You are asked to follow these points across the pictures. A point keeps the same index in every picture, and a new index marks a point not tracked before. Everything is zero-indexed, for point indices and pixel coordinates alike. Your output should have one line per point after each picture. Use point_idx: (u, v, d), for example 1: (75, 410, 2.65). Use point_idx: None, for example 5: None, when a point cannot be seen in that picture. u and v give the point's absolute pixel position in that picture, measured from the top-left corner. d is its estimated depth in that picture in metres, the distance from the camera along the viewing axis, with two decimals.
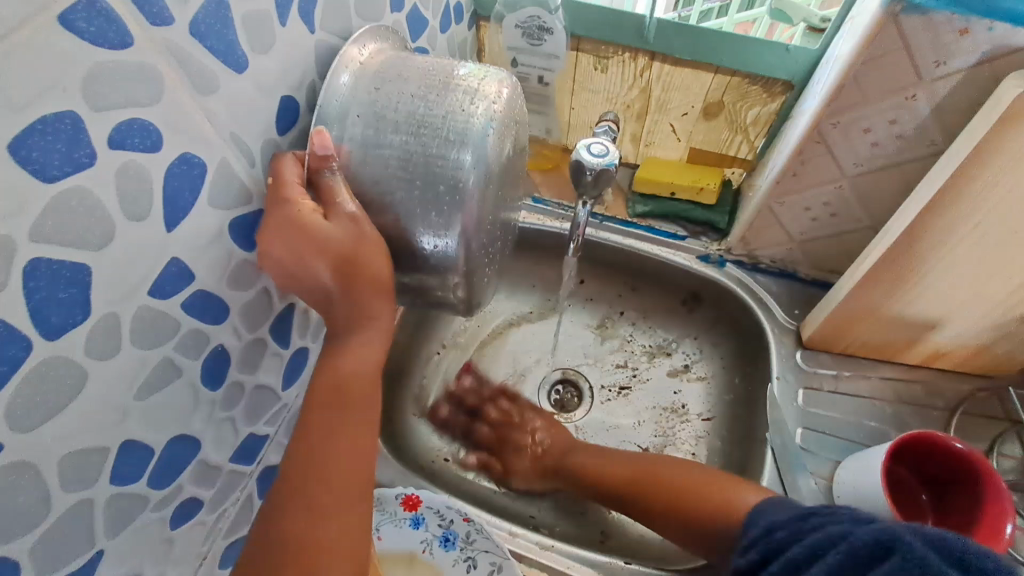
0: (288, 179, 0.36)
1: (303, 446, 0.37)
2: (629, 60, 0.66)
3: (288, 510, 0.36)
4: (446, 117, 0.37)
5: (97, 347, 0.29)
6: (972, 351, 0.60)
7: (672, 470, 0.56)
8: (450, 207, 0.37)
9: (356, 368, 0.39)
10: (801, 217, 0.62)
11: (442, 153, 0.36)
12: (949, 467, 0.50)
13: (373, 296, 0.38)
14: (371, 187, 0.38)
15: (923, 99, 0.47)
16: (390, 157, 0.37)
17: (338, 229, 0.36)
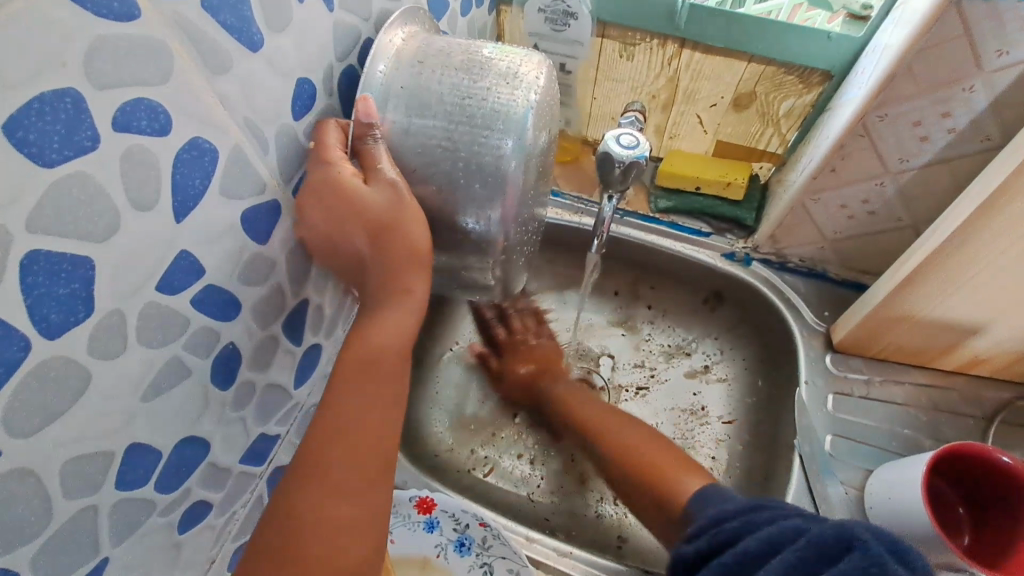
0: (330, 142, 0.36)
1: (326, 427, 0.34)
2: (657, 47, 0.63)
3: (303, 493, 0.32)
4: (491, 96, 0.36)
5: (101, 347, 0.27)
6: (1014, 358, 0.57)
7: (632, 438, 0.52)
8: (492, 189, 0.36)
9: (386, 342, 0.36)
10: (836, 215, 0.59)
11: (487, 134, 0.35)
12: (993, 481, 0.48)
13: (406, 265, 0.36)
14: (413, 158, 0.37)
15: (980, 90, 0.44)
16: (433, 136, 0.36)
17: (378, 194, 0.35)
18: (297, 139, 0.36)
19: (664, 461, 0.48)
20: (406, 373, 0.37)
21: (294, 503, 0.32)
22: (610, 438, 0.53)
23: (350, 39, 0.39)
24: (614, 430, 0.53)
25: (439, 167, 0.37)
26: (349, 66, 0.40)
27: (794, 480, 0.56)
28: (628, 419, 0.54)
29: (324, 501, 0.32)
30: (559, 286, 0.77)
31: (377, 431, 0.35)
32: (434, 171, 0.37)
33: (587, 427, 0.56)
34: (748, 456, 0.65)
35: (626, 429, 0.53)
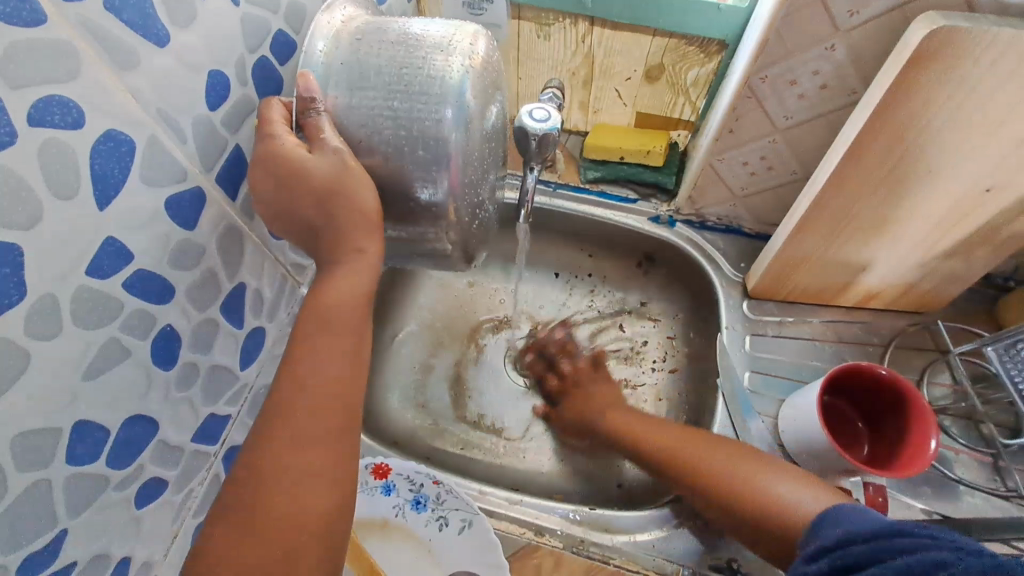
0: (274, 117, 0.39)
1: (281, 389, 0.37)
2: (570, 26, 0.67)
3: (265, 449, 0.36)
4: (426, 69, 0.39)
5: (37, 328, 0.30)
6: (902, 289, 0.64)
7: (710, 454, 0.53)
8: (436, 157, 0.38)
9: (337, 298, 0.39)
10: (740, 172, 0.64)
11: (424, 103, 0.38)
12: (882, 396, 0.54)
13: (355, 227, 0.38)
14: (358, 130, 0.39)
15: (840, 49, 0.49)
16: (374, 107, 0.39)
17: (323, 161, 0.37)
18: (215, 128, 0.39)
19: (742, 476, 0.50)
20: (365, 330, 0.40)
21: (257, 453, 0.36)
22: (694, 470, 0.53)
23: (261, 32, 0.41)
24: (699, 454, 0.54)
25: (383, 136, 0.39)
26: (262, 57, 0.42)
27: (719, 414, 0.62)
28: (723, 445, 0.53)
29: (284, 448, 0.36)
30: (502, 262, 0.81)
31: (332, 384, 0.38)
32: (378, 141, 0.39)
33: (675, 456, 0.55)
34: (684, 400, 0.71)
35: (721, 454, 0.53)
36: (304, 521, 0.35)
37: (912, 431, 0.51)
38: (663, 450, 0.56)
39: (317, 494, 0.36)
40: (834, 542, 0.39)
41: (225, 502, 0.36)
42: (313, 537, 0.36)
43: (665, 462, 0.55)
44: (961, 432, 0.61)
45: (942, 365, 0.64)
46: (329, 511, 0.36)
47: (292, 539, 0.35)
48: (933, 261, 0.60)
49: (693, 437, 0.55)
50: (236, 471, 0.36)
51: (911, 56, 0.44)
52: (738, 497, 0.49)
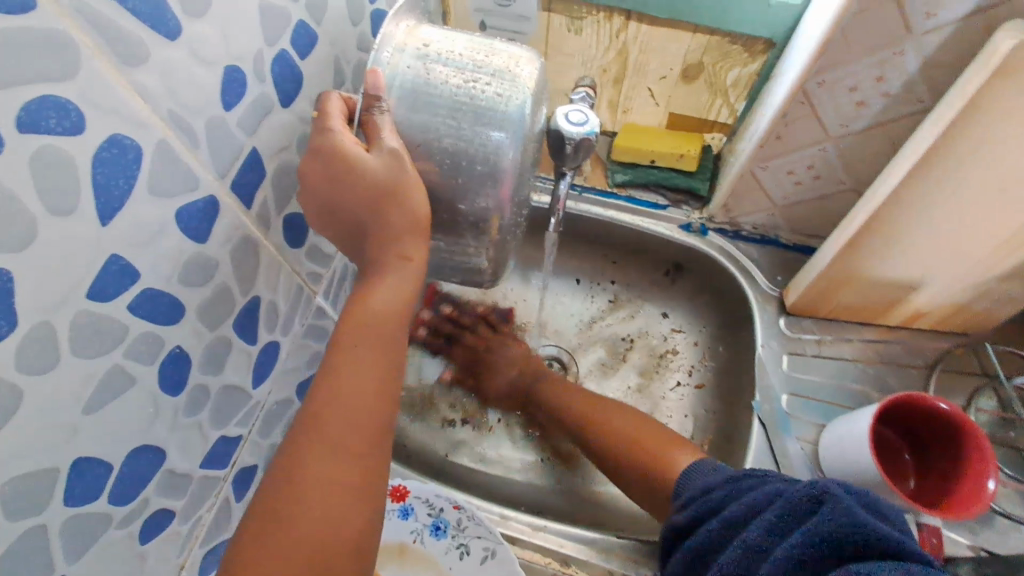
0: (332, 110, 0.35)
1: (330, 378, 0.34)
2: (604, 20, 0.62)
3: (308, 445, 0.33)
4: (495, 85, 0.35)
5: (31, 362, 0.26)
6: (950, 309, 0.61)
7: (649, 434, 0.54)
8: (488, 172, 0.35)
9: (382, 308, 0.36)
10: (783, 181, 0.61)
11: (487, 120, 0.35)
12: (934, 425, 0.51)
13: (407, 234, 0.35)
14: (417, 135, 0.35)
15: (910, 54, 0.45)
16: (437, 116, 0.35)
17: (380, 161, 0.34)
18: (230, 130, 0.35)
19: (658, 445, 0.52)
20: (402, 338, 0.37)
21: (299, 464, 0.32)
22: (632, 447, 0.53)
23: (281, 23, 0.37)
24: (670, 454, 0.51)
25: (441, 145, 0.35)
26: (281, 50, 0.38)
27: (755, 441, 0.58)
28: (653, 424, 0.55)
29: (329, 460, 0.32)
30: (522, 266, 0.78)
31: (377, 395, 0.35)
32: (436, 150, 0.35)
33: (642, 420, 0.56)
34: (711, 419, 0.67)
35: (652, 426, 0.55)
36: (345, 539, 0.32)
37: (968, 467, 0.48)
38: (616, 420, 0.57)
39: (357, 512, 0.33)
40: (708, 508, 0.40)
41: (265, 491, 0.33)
42: (355, 554, 0.32)
43: (600, 449, 0.57)
44: (1009, 462, 0.58)
45: (989, 391, 0.61)
46: (370, 527, 0.33)
47: (333, 559, 0.31)
48: (989, 282, 0.56)
49: (636, 418, 0.56)
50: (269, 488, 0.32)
51: (999, 64, 0.40)
52: (641, 459, 0.52)
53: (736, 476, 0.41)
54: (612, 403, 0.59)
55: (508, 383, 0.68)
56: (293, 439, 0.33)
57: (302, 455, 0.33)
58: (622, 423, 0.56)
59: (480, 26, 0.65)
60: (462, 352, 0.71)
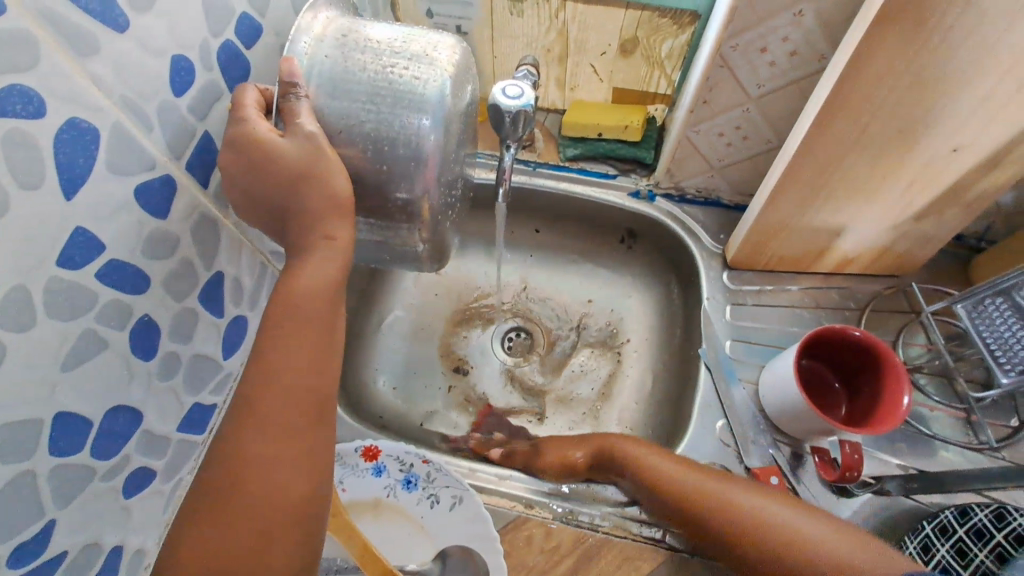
0: (247, 103, 0.38)
1: (261, 358, 0.37)
2: (543, 2, 0.66)
3: (244, 430, 0.36)
4: (409, 72, 0.39)
5: (11, 320, 0.30)
6: (877, 253, 0.65)
7: (744, 495, 0.50)
8: (412, 156, 0.39)
9: (309, 285, 0.38)
10: (717, 144, 0.65)
11: (405, 104, 0.38)
12: (858, 355, 0.55)
13: (327, 213, 0.38)
14: (338, 122, 0.39)
15: (809, 15, 0.49)
16: (356, 103, 0.39)
17: (295, 146, 0.37)
18: (181, 114, 0.38)
19: (738, 503, 0.49)
20: (338, 310, 0.40)
21: (233, 445, 0.36)
22: (735, 507, 0.49)
23: (223, 14, 0.40)
24: (772, 517, 0.47)
25: (362, 130, 0.39)
26: (226, 40, 0.41)
27: (703, 385, 0.63)
28: (731, 483, 0.51)
29: (263, 438, 0.36)
30: (485, 243, 0.82)
31: (312, 366, 0.38)
32: (357, 133, 0.39)
33: (700, 498, 0.50)
34: (666, 372, 0.72)
35: (737, 490, 0.50)
36: (282, 503, 0.36)
37: (886, 389, 0.52)
38: (676, 497, 0.51)
39: (295, 478, 0.37)
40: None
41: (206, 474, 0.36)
42: (294, 516, 0.36)
43: (684, 509, 0.51)
44: (937, 390, 0.63)
45: (918, 326, 0.66)
46: (309, 490, 0.37)
47: (272, 520, 0.36)
48: (906, 224, 0.61)
49: (720, 479, 0.51)
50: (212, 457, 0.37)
51: (877, 17, 0.44)
52: (718, 527, 0.49)
53: None
54: (659, 462, 0.54)
55: (564, 460, 0.58)
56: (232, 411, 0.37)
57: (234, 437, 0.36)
58: (681, 483, 0.52)
59: (426, 14, 0.69)
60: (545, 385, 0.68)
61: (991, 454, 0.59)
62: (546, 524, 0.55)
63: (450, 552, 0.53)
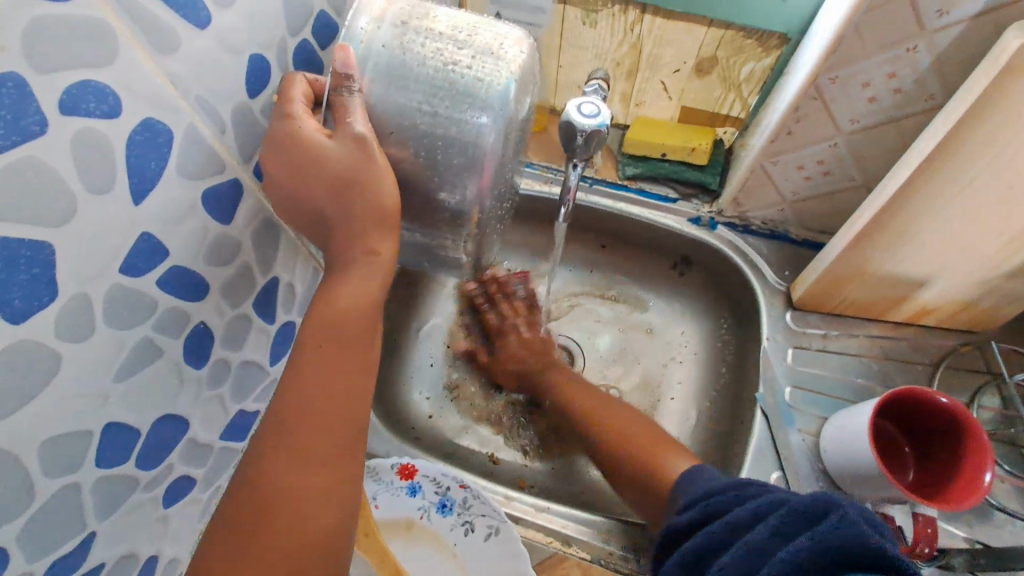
0: (294, 95, 0.35)
1: (293, 381, 0.36)
2: (619, 13, 0.63)
3: (273, 451, 0.35)
4: (474, 68, 0.36)
5: (69, 330, 0.28)
6: (957, 307, 0.61)
7: (623, 416, 0.58)
8: (465, 164, 0.36)
9: (348, 303, 0.37)
10: (794, 176, 0.61)
11: (466, 106, 0.35)
12: (934, 419, 0.51)
13: (372, 227, 0.36)
14: (394, 120, 0.36)
15: (923, 51, 0.46)
16: (412, 101, 0.35)
17: (340, 150, 0.34)
18: (254, 116, 0.36)
19: (625, 420, 0.57)
20: (375, 333, 0.39)
21: (259, 472, 0.34)
22: (614, 429, 0.57)
23: (303, 14, 0.38)
24: (618, 420, 0.57)
25: (417, 131, 0.36)
26: (303, 40, 0.39)
27: (758, 431, 0.59)
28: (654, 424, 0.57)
29: (297, 471, 0.34)
30: (533, 256, 0.79)
31: (342, 392, 0.36)
32: (413, 135, 0.36)
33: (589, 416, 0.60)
34: (715, 409, 0.68)
35: (632, 416, 0.58)
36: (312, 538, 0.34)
37: (965, 460, 0.49)
38: (580, 405, 0.61)
39: (326, 509, 0.35)
40: (704, 497, 0.43)
41: (231, 502, 0.35)
42: (324, 551, 0.35)
43: (584, 414, 0.60)
44: (1013, 461, 0.58)
45: (993, 389, 0.61)
46: (337, 524, 0.35)
47: (303, 556, 0.34)
48: (997, 280, 0.56)
49: (604, 399, 0.60)
50: (232, 489, 0.35)
51: (1007, 63, 0.41)
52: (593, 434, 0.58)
53: (742, 484, 0.41)
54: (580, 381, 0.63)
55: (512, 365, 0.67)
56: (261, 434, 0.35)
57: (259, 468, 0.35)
58: (583, 395, 0.61)
59: (495, 18, 0.66)
60: (491, 319, 0.68)
61: None
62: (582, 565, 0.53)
63: None
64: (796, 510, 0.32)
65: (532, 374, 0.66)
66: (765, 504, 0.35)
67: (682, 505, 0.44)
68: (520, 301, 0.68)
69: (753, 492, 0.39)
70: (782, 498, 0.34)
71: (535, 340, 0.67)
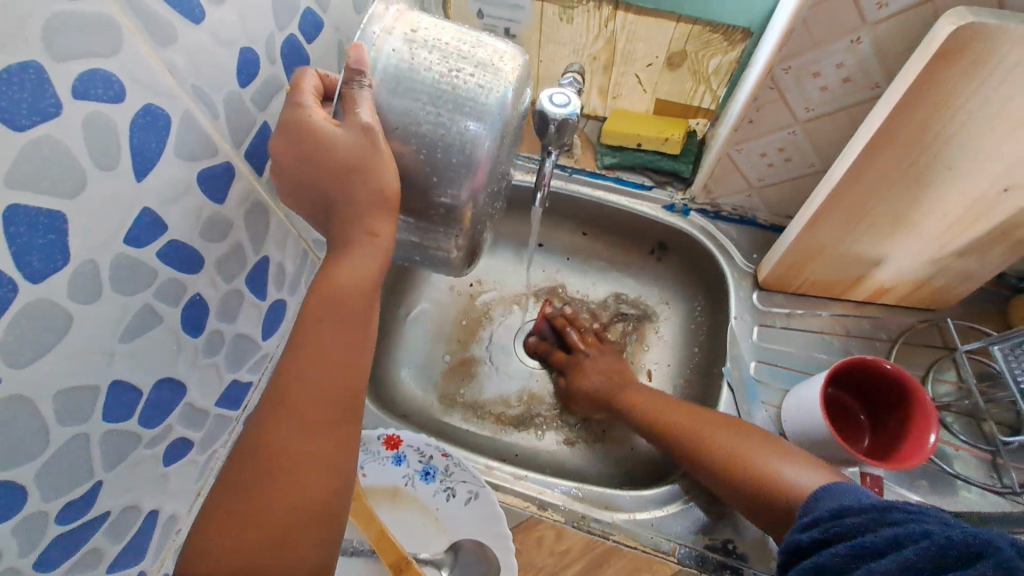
0: (306, 87, 0.38)
1: (300, 353, 0.39)
2: (594, 10, 0.66)
3: (278, 415, 0.38)
4: (474, 79, 0.39)
5: (79, 292, 0.31)
6: (913, 286, 0.64)
7: (718, 431, 0.55)
8: (463, 162, 0.39)
9: (349, 281, 0.39)
10: (758, 163, 0.65)
11: (466, 111, 0.39)
12: (886, 388, 0.55)
13: (372, 208, 0.38)
14: (398, 118, 0.39)
15: (866, 42, 0.49)
16: (418, 102, 0.39)
17: (349, 137, 0.37)
18: (244, 104, 0.40)
19: (724, 438, 0.54)
20: (373, 311, 0.41)
21: (261, 433, 0.38)
22: (736, 453, 0.53)
23: (290, 10, 0.42)
24: (717, 436, 0.55)
25: (421, 131, 0.39)
26: (290, 35, 0.43)
27: (724, 403, 0.63)
28: (743, 431, 0.55)
29: (294, 436, 0.37)
30: (516, 244, 0.82)
31: (342, 367, 0.39)
32: (416, 132, 0.39)
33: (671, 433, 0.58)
34: (687, 387, 0.72)
35: (727, 434, 0.55)
36: (308, 501, 0.38)
37: (914, 425, 0.52)
38: (662, 424, 0.59)
39: (320, 480, 0.38)
40: (825, 514, 0.42)
41: (239, 460, 0.38)
42: (321, 515, 0.38)
43: (660, 431, 0.59)
44: (965, 430, 0.62)
45: (950, 363, 0.65)
46: (333, 493, 0.39)
47: (296, 521, 0.37)
48: (947, 259, 0.60)
49: (694, 415, 0.58)
50: (242, 447, 0.38)
51: (938, 50, 0.44)
52: (708, 455, 0.54)
53: (883, 506, 0.39)
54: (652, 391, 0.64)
55: (594, 385, 0.68)
56: (269, 396, 0.38)
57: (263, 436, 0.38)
58: (672, 411, 0.59)
59: (477, 15, 0.70)
60: (559, 360, 0.72)
61: (1013, 499, 0.58)
62: (557, 527, 0.56)
63: (463, 546, 0.54)
64: (950, 555, 0.32)
65: (609, 398, 0.66)
66: (906, 546, 0.34)
67: (806, 520, 0.43)
68: (590, 335, 0.73)
69: (895, 518, 0.37)
70: (928, 542, 0.33)
71: (620, 367, 0.69)
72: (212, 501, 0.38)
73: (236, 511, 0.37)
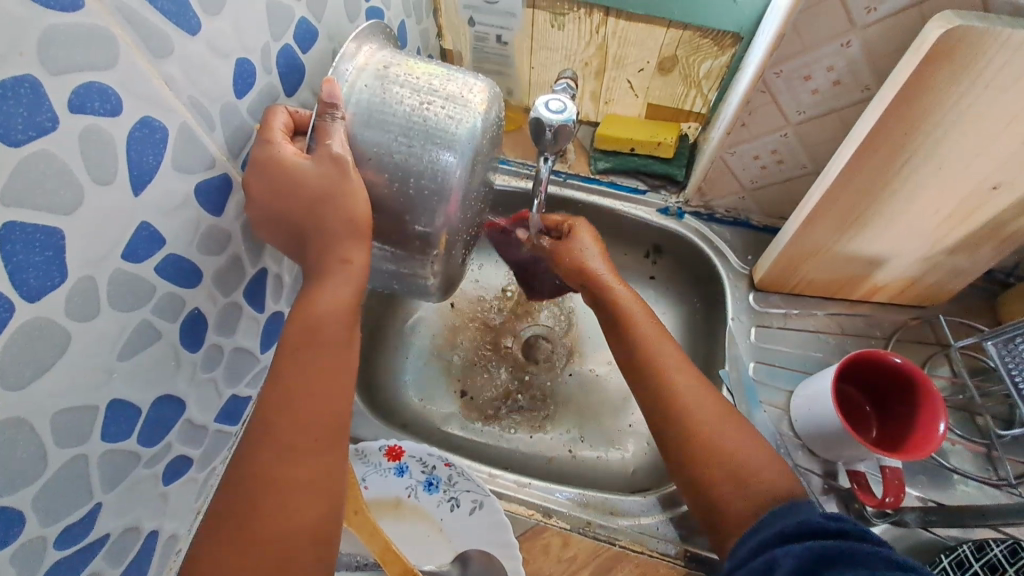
0: (275, 125, 0.38)
1: (283, 383, 0.38)
2: (585, 16, 0.67)
3: (265, 447, 0.37)
4: (441, 112, 0.39)
5: (77, 309, 0.31)
6: (906, 283, 0.65)
7: (689, 399, 0.50)
8: (435, 191, 0.39)
9: (329, 309, 0.38)
10: (751, 165, 0.65)
11: (437, 142, 0.38)
12: (892, 380, 0.56)
13: (345, 236, 0.38)
14: (369, 151, 0.39)
15: (856, 45, 0.50)
16: (389, 134, 0.39)
17: (318, 169, 0.37)
18: (241, 115, 0.39)
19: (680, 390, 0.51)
20: (353, 338, 0.40)
21: (250, 466, 0.37)
22: (679, 409, 0.50)
23: (285, 19, 0.41)
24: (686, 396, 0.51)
25: (392, 160, 0.39)
26: (285, 45, 0.42)
27: None
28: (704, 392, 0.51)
29: (284, 466, 0.37)
30: None
31: (327, 390, 0.38)
32: (388, 162, 0.39)
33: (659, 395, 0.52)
34: None
35: (687, 401, 0.50)
36: (298, 533, 0.36)
37: (922, 415, 0.53)
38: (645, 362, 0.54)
39: (309, 505, 0.37)
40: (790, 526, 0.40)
41: (226, 496, 0.37)
42: (313, 542, 0.37)
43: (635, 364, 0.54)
44: (962, 425, 0.63)
45: (943, 359, 0.66)
46: (320, 520, 0.37)
47: (293, 544, 0.36)
48: (939, 256, 0.61)
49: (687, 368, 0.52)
50: (230, 479, 0.37)
51: (927, 52, 0.44)
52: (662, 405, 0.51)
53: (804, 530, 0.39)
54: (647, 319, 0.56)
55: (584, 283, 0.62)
56: (253, 427, 0.38)
57: (255, 453, 0.37)
58: (671, 363, 0.53)
59: (469, 22, 0.70)
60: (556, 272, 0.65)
61: (1009, 491, 0.59)
62: (562, 533, 0.56)
63: (470, 556, 0.53)
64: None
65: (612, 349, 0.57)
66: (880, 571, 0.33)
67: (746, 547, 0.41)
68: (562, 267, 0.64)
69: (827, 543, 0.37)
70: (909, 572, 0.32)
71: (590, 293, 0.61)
72: (202, 537, 0.37)
73: (222, 550, 0.36)
